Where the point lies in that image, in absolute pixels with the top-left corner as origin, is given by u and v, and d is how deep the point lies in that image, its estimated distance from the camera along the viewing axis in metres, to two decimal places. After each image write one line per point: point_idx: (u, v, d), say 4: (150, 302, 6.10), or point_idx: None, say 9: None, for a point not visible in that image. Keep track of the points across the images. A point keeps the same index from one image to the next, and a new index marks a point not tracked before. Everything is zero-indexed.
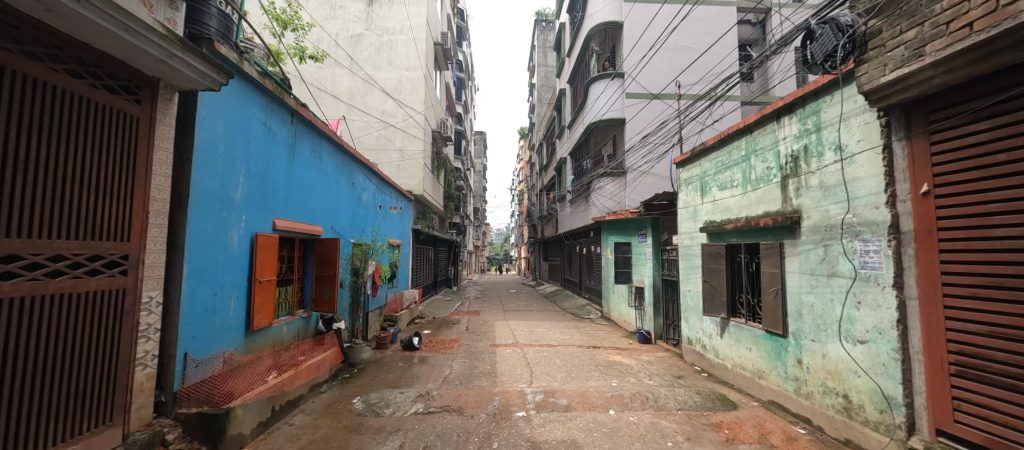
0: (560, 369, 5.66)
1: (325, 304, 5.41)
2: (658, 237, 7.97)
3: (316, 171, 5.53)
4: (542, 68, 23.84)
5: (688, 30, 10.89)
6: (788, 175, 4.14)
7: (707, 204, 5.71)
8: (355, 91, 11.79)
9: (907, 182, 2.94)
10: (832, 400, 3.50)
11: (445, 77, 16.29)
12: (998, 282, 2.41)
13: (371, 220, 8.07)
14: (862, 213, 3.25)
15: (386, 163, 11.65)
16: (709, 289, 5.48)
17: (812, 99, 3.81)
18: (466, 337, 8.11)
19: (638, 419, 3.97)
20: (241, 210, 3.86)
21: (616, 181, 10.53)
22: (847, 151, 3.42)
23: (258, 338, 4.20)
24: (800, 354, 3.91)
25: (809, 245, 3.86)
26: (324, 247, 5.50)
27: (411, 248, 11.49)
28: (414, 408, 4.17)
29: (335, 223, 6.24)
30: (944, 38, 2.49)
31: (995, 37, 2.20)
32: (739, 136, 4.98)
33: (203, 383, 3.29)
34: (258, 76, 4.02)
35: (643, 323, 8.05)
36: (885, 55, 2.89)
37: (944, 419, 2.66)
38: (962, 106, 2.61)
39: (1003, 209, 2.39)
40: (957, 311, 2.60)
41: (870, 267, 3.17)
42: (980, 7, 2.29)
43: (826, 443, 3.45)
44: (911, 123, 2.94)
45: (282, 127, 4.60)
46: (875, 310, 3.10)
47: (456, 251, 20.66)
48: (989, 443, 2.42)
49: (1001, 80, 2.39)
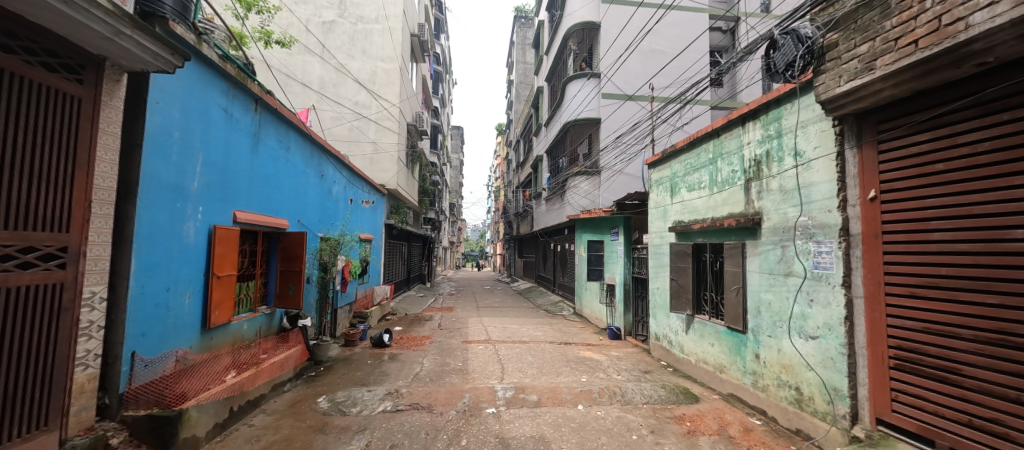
0: (531, 365, 5.71)
1: (290, 300, 5.21)
2: (629, 235, 8.15)
3: (282, 162, 5.31)
4: (520, 65, 23.83)
5: (662, 34, 11.15)
6: (751, 178, 4.31)
7: (675, 204, 5.89)
8: (327, 80, 11.36)
9: (857, 188, 3.13)
10: (786, 392, 3.70)
11: (422, 69, 15.98)
12: (933, 282, 2.61)
13: (341, 213, 7.82)
14: (816, 216, 3.44)
15: (359, 155, 11.31)
16: (676, 286, 5.66)
17: (775, 106, 3.98)
18: (438, 334, 8.02)
19: (606, 413, 4.06)
20: (198, 200, 3.65)
21: (591, 180, 10.68)
22: (804, 157, 3.60)
23: (215, 335, 3.99)
24: (758, 349, 4.10)
25: (768, 245, 4.04)
26: (290, 241, 5.31)
27: (383, 243, 11.26)
28: (382, 406, 4.10)
29: (302, 216, 6.02)
30: (894, 52, 2.65)
31: (938, 54, 2.37)
32: (707, 139, 5.15)
33: (152, 383, 3.09)
34: (218, 60, 3.79)
35: (614, 319, 8.24)
36: (840, 67, 3.05)
37: (883, 408, 2.86)
38: (907, 117, 2.80)
39: (941, 214, 2.59)
40: (898, 310, 2.80)
41: (823, 267, 3.36)
42: (924, 25, 2.46)
43: (779, 433, 3.64)
44: (862, 133, 3.12)
45: (244, 114, 4.37)
46: (826, 308, 3.29)
47: (430, 247, 20.40)
48: (921, 431, 2.62)
49: (943, 94, 2.58)
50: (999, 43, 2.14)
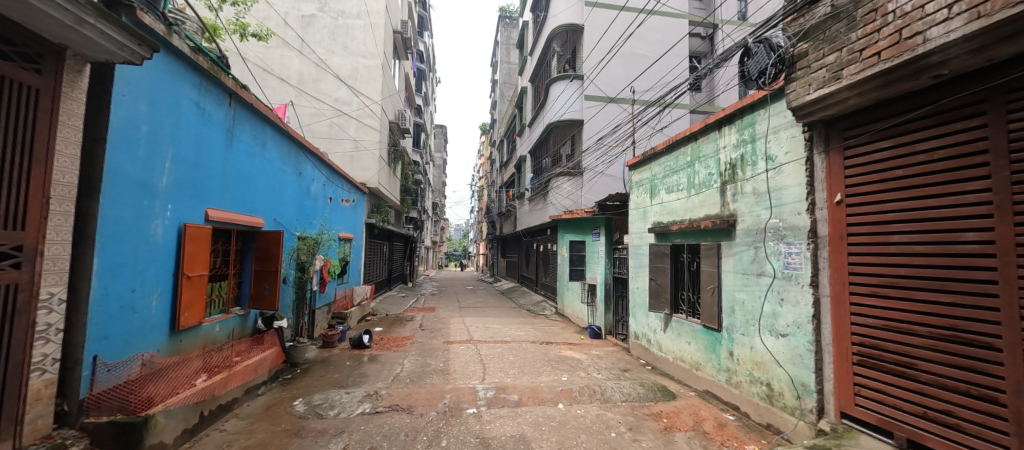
0: (513, 365, 5.73)
1: (265, 301, 5.07)
2: (610, 236, 8.28)
3: (258, 158, 5.16)
4: (504, 65, 23.83)
5: (644, 38, 11.34)
6: (726, 181, 4.45)
7: (655, 205, 6.01)
8: (306, 75, 11.09)
9: (824, 192, 3.27)
10: (757, 388, 3.83)
11: (405, 67, 15.79)
12: (893, 282, 2.75)
13: (320, 211, 7.66)
14: (787, 218, 3.57)
15: (339, 153, 11.09)
16: (655, 286, 5.78)
17: (749, 112, 4.11)
18: (419, 334, 7.94)
19: (585, 411, 4.11)
20: (167, 198, 3.51)
21: (573, 181, 10.77)
22: (776, 161, 3.74)
23: (184, 338, 3.85)
24: (731, 346, 4.24)
25: (742, 246, 4.18)
26: (265, 240, 5.16)
27: (363, 243, 11.08)
28: (361, 408, 4.04)
29: (279, 215, 5.86)
30: (859, 63, 2.78)
31: (899, 65, 2.50)
32: (686, 143, 5.27)
33: (117, 388, 2.96)
34: (190, 52, 3.66)
35: (595, 318, 8.36)
36: (810, 75, 3.18)
37: (847, 403, 3.00)
38: (871, 125, 2.94)
39: (900, 217, 2.72)
40: (861, 308, 2.94)
41: (792, 267, 3.49)
42: (886, 38, 2.60)
43: (751, 428, 3.77)
44: (830, 139, 3.26)
45: (218, 109, 4.23)
46: (795, 307, 3.43)
47: (412, 246, 20.18)
48: (881, 423, 2.76)
49: (903, 104, 2.73)
50: (953, 57, 2.28)
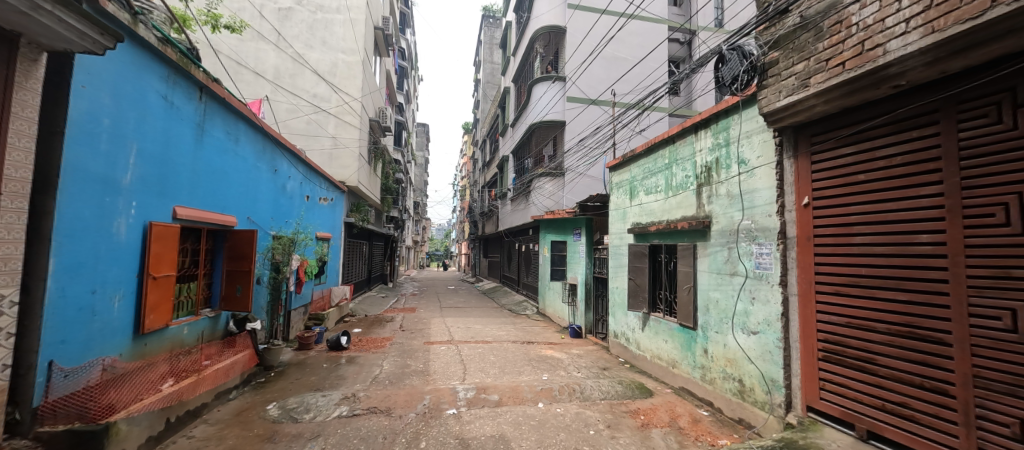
0: (493, 365, 5.73)
1: (237, 302, 4.90)
2: (591, 236, 8.38)
3: (230, 155, 4.98)
4: (487, 65, 23.82)
5: (625, 42, 11.52)
6: (702, 183, 4.57)
7: (634, 206, 6.13)
8: (282, 69, 10.76)
9: (793, 194, 3.41)
10: (730, 384, 3.96)
11: (386, 64, 15.55)
12: (855, 281, 2.89)
13: (296, 210, 7.46)
14: (759, 220, 3.70)
15: (316, 150, 10.82)
16: (633, 286, 5.90)
17: (723, 116, 4.24)
18: (399, 335, 7.85)
19: (565, 410, 4.15)
20: (131, 195, 3.36)
21: (555, 181, 10.86)
22: (748, 165, 3.87)
23: (150, 341, 3.68)
24: (706, 344, 4.36)
25: (716, 247, 4.31)
26: (237, 240, 4.99)
27: (342, 242, 10.86)
28: (337, 412, 3.97)
29: (252, 213, 5.67)
30: (825, 72, 2.91)
31: (861, 75, 2.63)
32: (664, 145, 5.39)
33: (74, 395, 2.80)
34: (158, 42, 3.50)
35: (575, 318, 8.44)
36: (780, 83, 3.30)
37: (812, 396, 3.14)
38: (836, 132, 3.09)
39: (862, 220, 2.86)
40: (826, 306, 3.08)
41: (763, 267, 3.63)
42: (850, 49, 2.73)
43: (723, 423, 3.89)
44: (798, 144, 3.40)
45: (187, 103, 4.06)
46: (765, 305, 3.56)
47: (393, 246, 19.89)
48: (843, 416, 2.90)
49: (865, 112, 2.87)
50: (910, 69, 2.42)
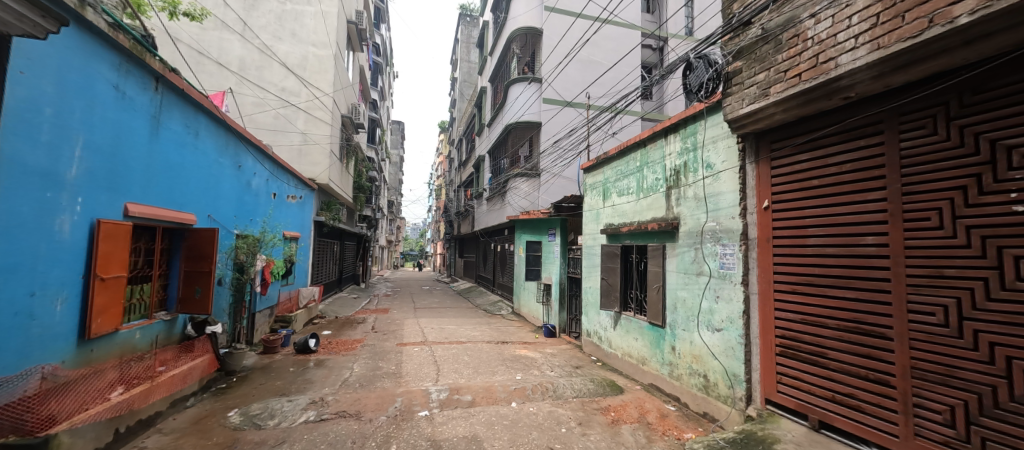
0: (467, 365, 5.71)
1: (196, 304, 4.66)
2: (565, 237, 8.49)
3: (189, 149, 4.72)
4: (464, 64, 23.69)
5: (600, 46, 11.75)
6: (671, 186, 4.72)
7: (607, 207, 6.25)
8: (248, 61, 10.27)
9: (755, 198, 3.58)
10: (695, 380, 4.11)
11: (359, 59, 15.17)
12: (809, 280, 3.07)
13: (263, 208, 7.16)
14: (723, 222, 3.86)
15: (284, 146, 10.42)
16: (606, 285, 6.02)
17: (692, 121, 4.39)
18: (371, 337, 7.68)
19: (537, 409, 4.19)
20: (77, 190, 3.13)
21: (530, 182, 10.93)
22: (714, 169, 4.02)
23: (97, 347, 3.42)
24: (674, 341, 4.51)
25: (684, 247, 4.46)
26: (196, 239, 4.74)
27: (311, 242, 10.51)
28: (304, 417, 3.84)
29: (213, 211, 5.40)
30: (784, 82, 3.06)
31: (815, 86, 2.79)
32: (636, 149, 5.53)
33: (10, 406, 2.52)
34: (109, 29, 3.29)
35: (550, 317, 8.53)
36: (743, 91, 3.46)
37: (770, 390, 3.31)
38: (793, 139, 3.27)
39: (816, 222, 3.04)
40: (783, 304, 3.26)
41: (726, 266, 3.78)
42: (806, 61, 2.89)
43: (689, 417, 4.03)
44: (760, 149, 3.58)
45: (141, 93, 3.83)
46: (728, 303, 3.71)
47: (366, 246, 19.44)
48: (798, 407, 3.08)
49: (819, 121, 3.06)
50: (859, 81, 2.59)
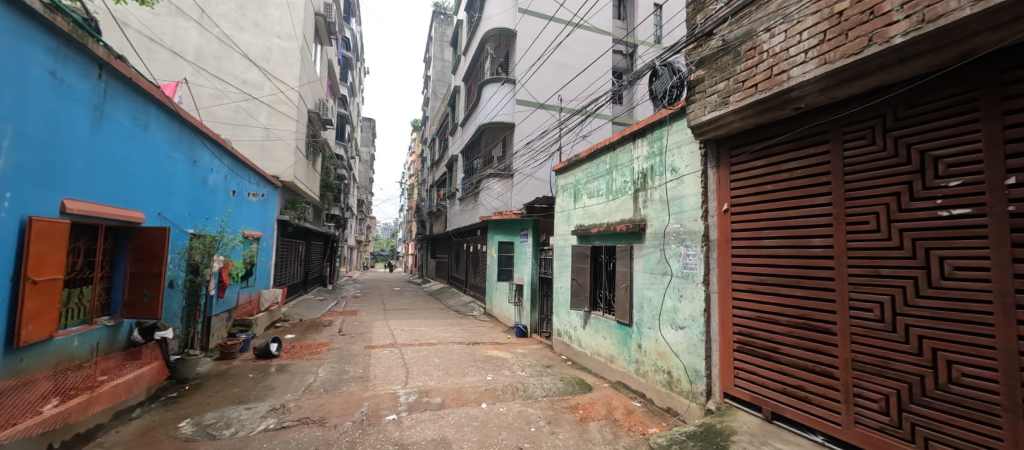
0: (437, 367, 5.64)
1: (144, 308, 4.35)
2: (537, 238, 8.57)
3: (137, 142, 4.41)
4: (437, 62, 23.41)
5: (572, 50, 11.94)
6: (639, 189, 4.86)
7: (578, 209, 6.36)
8: (206, 50, 9.69)
9: (715, 201, 3.74)
10: (660, 376, 4.25)
11: (328, 53, 14.67)
12: (763, 279, 3.25)
13: (221, 206, 6.79)
14: (686, 224, 4.02)
15: (245, 141, 9.93)
16: (576, 285, 6.11)
17: (658, 126, 4.53)
18: (338, 340, 7.45)
19: (507, 409, 4.21)
20: (5, 184, 2.86)
21: (503, 182, 10.95)
22: (678, 173, 4.18)
23: (29, 356, 3.11)
24: (640, 340, 4.64)
25: (650, 248, 4.60)
26: (145, 238, 4.44)
27: (275, 242, 10.06)
28: (263, 425, 3.67)
29: (165, 209, 5.08)
30: (742, 92, 3.23)
31: (770, 96, 2.96)
32: (606, 152, 5.65)
33: None
34: (45, 10, 3.03)
35: (522, 317, 8.57)
36: (705, 99, 3.61)
37: (728, 384, 3.47)
38: (750, 146, 3.45)
39: (770, 225, 3.22)
40: (739, 302, 3.43)
41: (689, 267, 3.94)
42: (762, 72, 3.06)
43: (654, 412, 4.17)
44: (720, 155, 3.75)
45: (83, 80, 3.54)
46: (691, 302, 3.87)
47: (333, 246, 18.82)
48: (753, 400, 3.25)
49: (773, 129, 3.25)
50: (808, 93, 2.77)
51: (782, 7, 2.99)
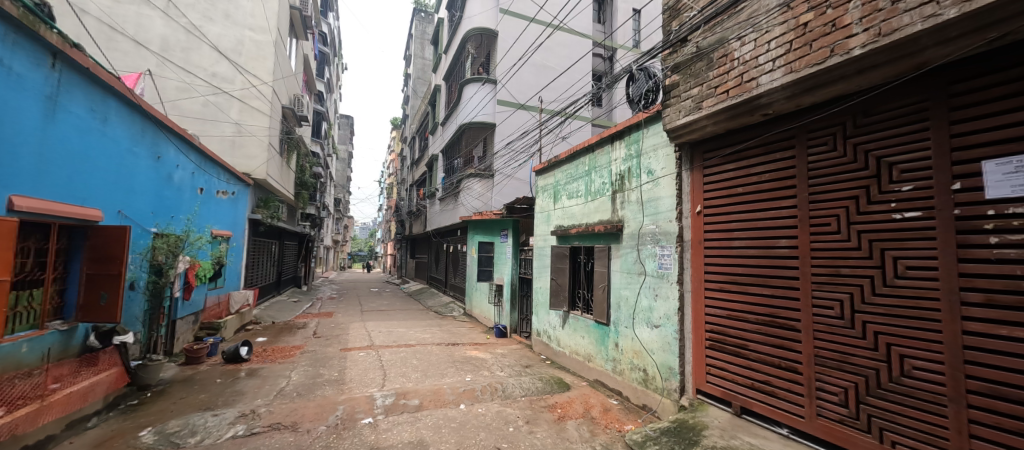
0: (415, 369, 5.58)
1: (101, 312, 4.11)
2: (517, 238, 8.59)
3: (95, 136, 4.17)
4: (417, 60, 23.12)
5: (553, 52, 12.04)
6: (616, 190, 4.94)
7: (557, 210, 6.42)
8: (172, 41, 9.22)
9: (689, 203, 3.85)
10: (636, 374, 4.33)
11: (303, 47, 14.25)
12: (734, 279, 3.36)
13: (187, 204, 6.50)
14: (662, 224, 4.12)
15: (214, 136, 9.55)
16: (555, 285, 6.15)
17: (636, 129, 4.63)
18: (312, 343, 7.25)
19: (486, 409, 4.20)
20: None
21: (484, 182, 10.92)
22: (654, 175, 4.28)
23: None
24: (617, 338, 4.72)
25: (627, 248, 4.69)
26: (103, 238, 4.20)
27: (245, 242, 9.70)
28: (232, 432, 3.54)
29: (125, 207, 4.82)
30: (714, 97, 3.33)
31: (740, 102, 3.08)
32: (585, 153, 5.72)
33: None
34: None
35: (501, 318, 8.58)
36: (680, 103, 3.71)
37: (700, 380, 3.58)
38: (721, 150, 3.57)
39: (740, 227, 3.34)
40: (711, 301, 3.54)
41: (664, 266, 4.04)
42: (732, 79, 3.17)
43: (630, 409, 4.25)
44: (694, 158, 3.86)
45: (34, 70, 3.33)
46: (665, 301, 3.97)
47: (308, 246, 18.31)
48: (723, 395, 3.36)
49: (743, 134, 3.37)
50: (776, 100, 2.90)
51: (752, 16, 3.11)
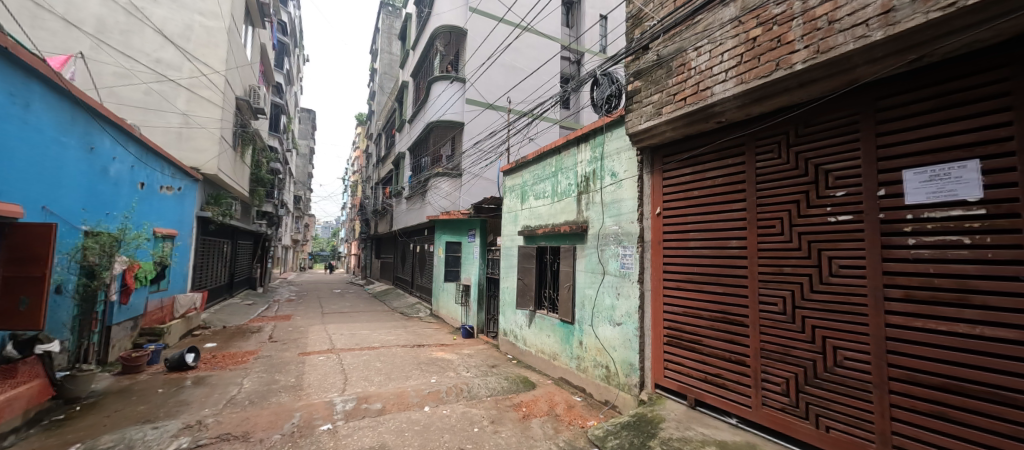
0: (378, 372, 5.44)
1: (20, 319, 3.68)
2: (484, 238, 8.57)
3: (14, 124, 3.75)
4: (383, 55, 22.47)
5: (522, 53, 12.11)
6: (582, 192, 5.05)
7: (524, 210, 6.48)
8: (108, 23, 8.33)
9: (649, 205, 4.01)
10: (599, 370, 4.45)
11: (260, 36, 13.50)
12: (689, 278, 3.53)
13: (124, 200, 5.98)
14: (624, 225, 4.26)
15: (158, 127, 8.87)
16: (522, 285, 6.20)
17: (600, 132, 4.75)
18: (267, 348, 6.89)
19: (450, 411, 4.16)
20: None
21: (452, 181, 10.82)
22: (617, 177, 4.41)
23: None
24: (581, 336, 4.83)
25: (591, 248, 4.81)
26: (24, 236, 3.79)
27: (193, 241, 9.06)
28: (175, 445, 3.30)
29: (50, 202, 4.36)
30: (672, 104, 3.47)
31: (695, 110, 3.23)
32: (551, 155, 5.81)
33: None
34: None
35: (468, 318, 8.54)
36: (641, 109, 3.84)
37: (658, 376, 3.73)
38: (678, 155, 3.74)
39: (695, 228, 3.51)
40: (669, 299, 3.69)
41: (626, 266, 4.17)
42: (689, 87, 3.32)
43: (593, 406, 4.36)
44: (654, 162, 4.01)
45: None
46: (627, 299, 4.11)
47: (265, 245, 17.37)
48: (680, 389, 3.52)
49: (698, 140, 3.54)
50: (728, 109, 3.07)
51: (707, 29, 3.27)
